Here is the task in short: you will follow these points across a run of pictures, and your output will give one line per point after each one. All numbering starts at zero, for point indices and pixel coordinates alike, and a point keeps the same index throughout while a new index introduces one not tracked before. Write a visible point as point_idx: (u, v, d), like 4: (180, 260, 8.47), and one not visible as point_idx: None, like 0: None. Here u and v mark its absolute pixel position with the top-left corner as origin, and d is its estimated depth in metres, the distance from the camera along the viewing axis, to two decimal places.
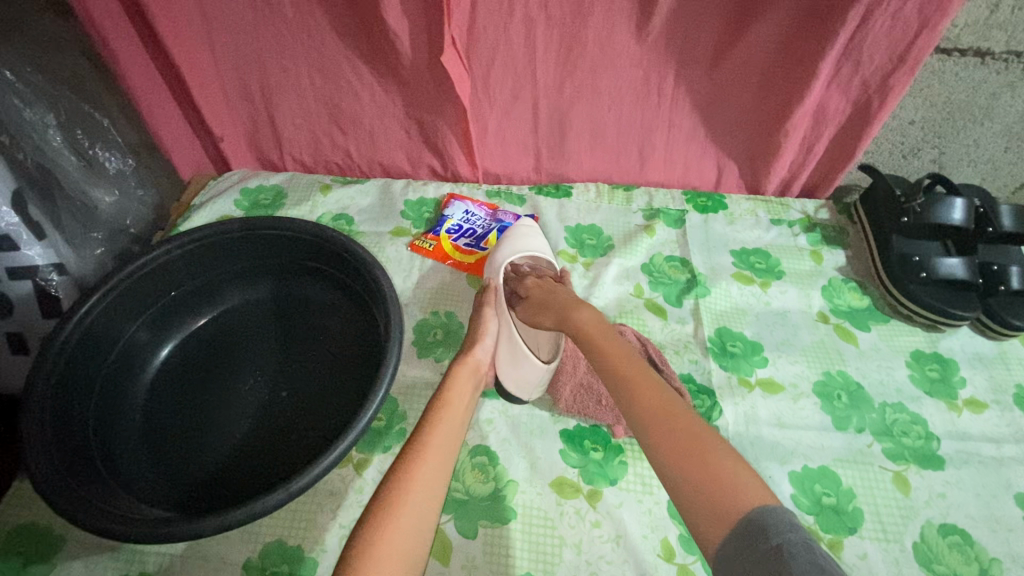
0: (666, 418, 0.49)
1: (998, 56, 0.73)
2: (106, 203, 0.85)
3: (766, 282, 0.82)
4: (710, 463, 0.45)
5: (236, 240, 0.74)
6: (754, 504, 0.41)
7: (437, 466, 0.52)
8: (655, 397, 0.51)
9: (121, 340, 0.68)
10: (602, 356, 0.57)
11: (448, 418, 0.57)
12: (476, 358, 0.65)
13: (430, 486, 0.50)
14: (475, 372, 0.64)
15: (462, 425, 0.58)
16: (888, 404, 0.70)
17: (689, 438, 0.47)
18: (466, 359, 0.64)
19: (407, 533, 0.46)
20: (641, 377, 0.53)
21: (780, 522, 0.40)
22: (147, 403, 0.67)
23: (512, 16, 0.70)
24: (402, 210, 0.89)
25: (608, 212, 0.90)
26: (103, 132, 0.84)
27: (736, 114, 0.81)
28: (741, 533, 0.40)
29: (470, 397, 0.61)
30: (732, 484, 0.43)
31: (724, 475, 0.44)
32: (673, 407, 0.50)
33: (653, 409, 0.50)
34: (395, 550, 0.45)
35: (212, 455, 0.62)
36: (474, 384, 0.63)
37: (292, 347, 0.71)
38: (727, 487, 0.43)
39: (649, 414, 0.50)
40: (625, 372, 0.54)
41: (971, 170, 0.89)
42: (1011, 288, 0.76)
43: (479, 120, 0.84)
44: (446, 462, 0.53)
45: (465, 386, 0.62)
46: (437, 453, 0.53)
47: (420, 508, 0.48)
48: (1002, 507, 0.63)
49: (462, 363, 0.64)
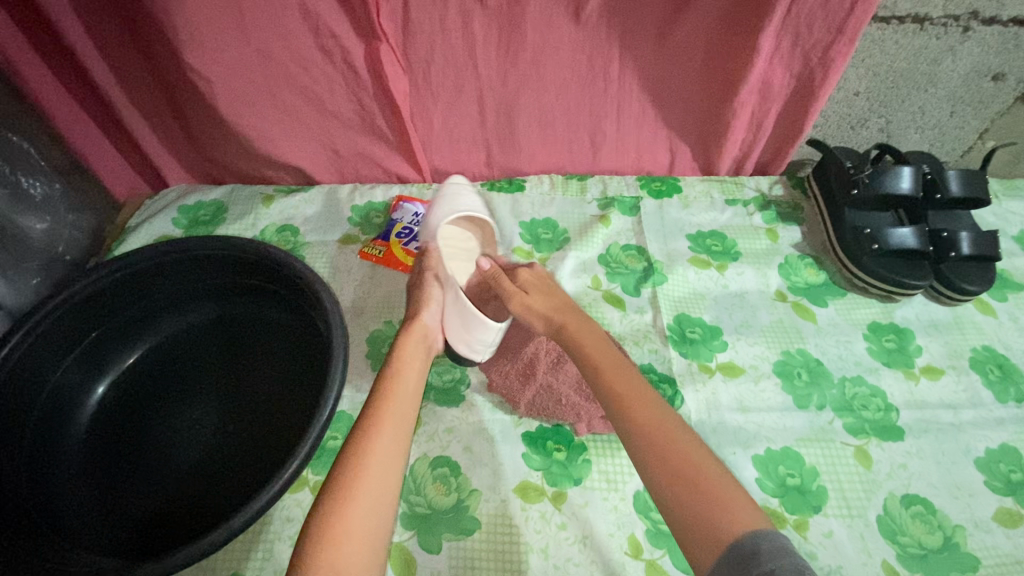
0: (665, 443, 0.49)
1: (937, 21, 0.72)
2: (37, 231, 0.80)
3: (722, 264, 0.81)
4: (713, 498, 0.45)
5: (167, 265, 0.70)
6: (748, 527, 0.42)
7: (386, 461, 0.51)
8: (653, 419, 0.51)
9: (48, 382, 0.64)
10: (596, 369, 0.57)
11: (395, 407, 0.55)
12: (424, 324, 0.65)
13: (382, 480, 0.50)
14: (425, 337, 0.65)
15: (411, 410, 0.57)
16: (847, 378, 0.70)
17: (684, 462, 0.47)
18: (413, 329, 0.64)
19: (359, 539, 0.46)
20: (637, 397, 0.53)
21: (773, 546, 0.41)
22: (84, 446, 0.64)
23: (443, 8, 0.67)
24: (349, 216, 0.86)
25: (563, 203, 0.88)
26: (27, 158, 0.77)
27: (683, 95, 0.79)
28: (733, 556, 0.41)
29: (422, 363, 0.62)
30: (726, 505, 0.44)
31: (721, 497, 0.45)
32: (670, 423, 0.50)
33: (654, 432, 0.50)
34: (348, 557, 0.45)
35: (156, 494, 0.59)
36: (425, 352, 0.64)
37: (236, 371, 0.68)
38: (724, 514, 0.43)
39: (646, 437, 0.50)
40: (620, 386, 0.54)
41: (918, 137, 0.89)
42: (962, 254, 0.75)
43: (421, 118, 0.81)
44: (395, 459, 0.52)
45: (414, 356, 0.62)
46: (385, 442, 0.52)
47: (374, 498, 0.49)
48: (962, 473, 0.64)
49: (406, 336, 0.63)
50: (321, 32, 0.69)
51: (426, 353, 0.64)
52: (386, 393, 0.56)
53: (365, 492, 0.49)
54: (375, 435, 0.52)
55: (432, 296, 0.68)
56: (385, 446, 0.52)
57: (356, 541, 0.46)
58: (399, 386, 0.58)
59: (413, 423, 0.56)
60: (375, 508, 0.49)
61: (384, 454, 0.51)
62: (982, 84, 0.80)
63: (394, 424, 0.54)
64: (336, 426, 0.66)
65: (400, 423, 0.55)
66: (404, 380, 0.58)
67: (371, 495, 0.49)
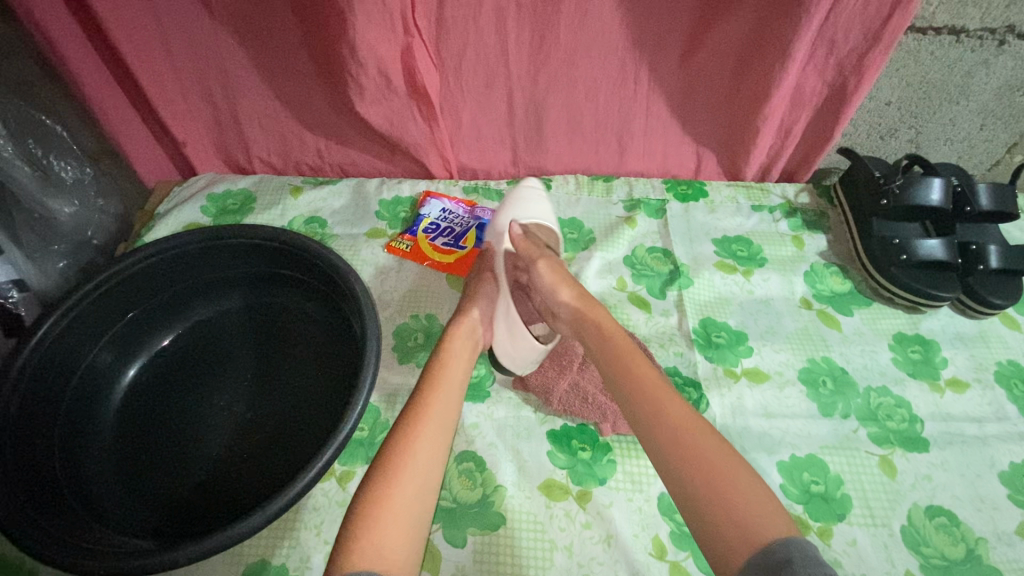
0: (689, 439, 0.50)
1: (973, 34, 0.72)
2: (65, 214, 0.80)
3: (748, 270, 0.81)
4: (741, 509, 0.45)
5: (201, 252, 0.71)
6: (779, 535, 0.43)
7: (429, 451, 0.52)
8: (683, 423, 0.51)
9: (83, 363, 0.65)
10: (626, 372, 0.57)
11: (440, 397, 0.57)
12: (474, 316, 0.67)
13: (425, 466, 0.51)
14: (475, 329, 0.66)
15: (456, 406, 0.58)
16: (872, 388, 0.70)
17: (717, 464, 0.48)
18: (464, 322, 0.66)
19: (400, 524, 0.47)
20: (669, 402, 0.53)
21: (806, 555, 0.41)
22: (116, 428, 0.64)
23: (482, 5, 0.68)
24: (377, 210, 0.87)
25: (589, 204, 0.88)
26: (59, 141, 0.78)
27: (714, 99, 0.79)
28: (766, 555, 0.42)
29: (468, 357, 0.64)
30: (762, 512, 0.45)
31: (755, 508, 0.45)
32: (704, 427, 0.51)
33: (682, 429, 0.51)
34: (391, 537, 0.46)
35: (187, 477, 0.60)
36: (474, 343, 0.66)
37: (267, 360, 0.69)
38: (752, 522, 0.44)
39: (678, 445, 0.50)
40: (652, 391, 0.54)
41: (947, 149, 0.89)
42: (990, 267, 0.75)
43: (453, 114, 0.82)
44: (438, 444, 0.53)
45: (464, 347, 0.64)
46: (431, 429, 0.54)
47: (417, 485, 0.50)
48: (987, 486, 0.64)
49: (457, 326, 0.65)
50: None
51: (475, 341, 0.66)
52: (433, 382, 0.58)
53: (410, 476, 0.50)
54: (421, 422, 0.54)
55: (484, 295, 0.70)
56: (431, 431, 0.54)
57: (399, 519, 0.47)
58: (445, 377, 0.59)
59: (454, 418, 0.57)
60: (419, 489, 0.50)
61: (428, 439, 0.53)
62: (1014, 98, 0.80)
63: (440, 411, 0.56)
64: (362, 418, 0.66)
65: (444, 413, 0.56)
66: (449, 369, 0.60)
67: (415, 481, 0.50)
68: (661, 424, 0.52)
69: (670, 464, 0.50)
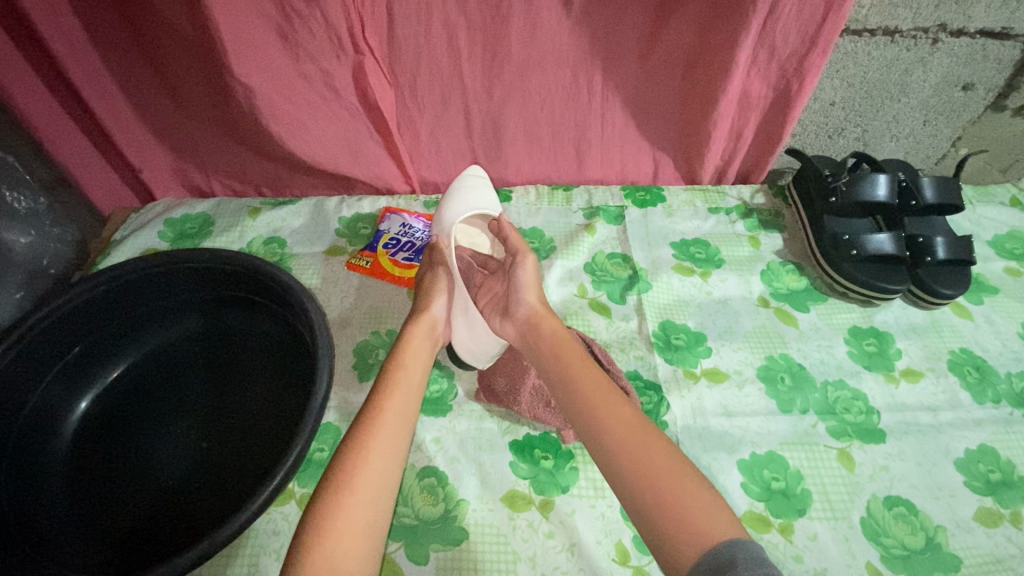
0: (631, 447, 0.50)
1: (907, 34, 0.75)
2: (21, 244, 0.78)
3: (706, 271, 0.82)
4: (671, 493, 0.46)
5: (152, 279, 0.70)
6: (724, 536, 0.42)
7: (383, 458, 0.51)
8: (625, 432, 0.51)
9: (31, 398, 0.64)
10: (571, 387, 0.57)
11: (397, 400, 0.56)
12: (432, 316, 0.67)
13: (381, 472, 0.50)
14: (432, 329, 0.66)
15: (412, 410, 0.57)
16: (830, 382, 0.71)
17: (648, 456, 0.49)
18: (422, 319, 0.66)
19: (355, 532, 0.46)
20: (611, 411, 0.54)
21: (750, 554, 0.40)
22: (66, 461, 0.63)
23: (428, 21, 0.68)
24: (337, 228, 0.86)
25: (549, 213, 0.89)
26: (12, 172, 0.76)
27: (664, 105, 0.81)
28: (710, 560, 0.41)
29: (426, 357, 0.64)
30: (702, 513, 0.44)
31: (699, 509, 0.45)
32: (647, 433, 0.51)
33: (624, 438, 0.51)
34: (345, 547, 0.45)
35: (139, 508, 0.59)
36: (430, 344, 0.65)
37: (222, 383, 0.68)
38: (683, 507, 0.45)
39: (622, 452, 0.50)
40: (593, 403, 0.55)
41: (893, 145, 0.91)
42: (937, 258, 0.77)
43: (409, 129, 0.83)
44: (394, 449, 0.53)
45: (421, 349, 0.63)
46: (386, 435, 0.53)
47: (372, 492, 0.49)
48: (943, 474, 0.65)
49: (414, 326, 0.65)
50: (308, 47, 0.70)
51: (433, 341, 0.66)
52: (386, 387, 0.57)
53: (364, 484, 0.49)
54: (376, 428, 0.53)
55: (442, 289, 0.69)
56: (386, 437, 0.53)
57: (355, 529, 0.47)
58: (400, 382, 0.58)
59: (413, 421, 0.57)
60: (375, 498, 0.49)
61: (384, 445, 0.52)
62: (953, 94, 0.83)
63: (395, 416, 0.55)
64: (322, 438, 0.66)
65: (400, 417, 0.55)
66: (406, 373, 0.59)
67: (369, 490, 0.49)
68: (604, 435, 0.52)
69: (618, 475, 0.49)
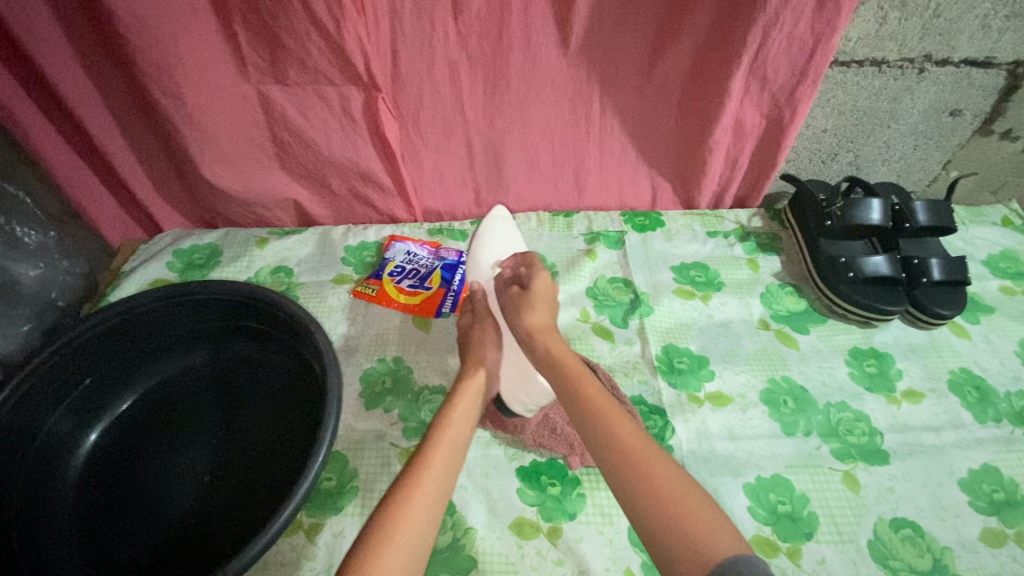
0: (632, 450, 0.51)
1: (893, 64, 0.77)
2: (30, 277, 0.79)
3: (706, 295, 0.83)
4: (673, 502, 0.47)
5: (160, 312, 0.71)
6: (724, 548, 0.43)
7: (424, 514, 0.51)
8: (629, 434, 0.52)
9: (41, 433, 0.65)
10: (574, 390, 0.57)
11: (444, 454, 0.56)
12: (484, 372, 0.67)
13: (420, 527, 0.50)
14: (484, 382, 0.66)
15: (457, 466, 0.57)
16: (832, 404, 0.72)
17: (664, 483, 0.48)
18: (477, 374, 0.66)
19: None
20: (612, 413, 0.54)
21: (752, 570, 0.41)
22: (77, 495, 0.63)
23: (432, 59, 0.71)
24: (343, 256, 0.88)
25: (550, 239, 0.91)
26: (21, 208, 0.76)
27: (661, 135, 0.83)
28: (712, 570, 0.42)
29: (475, 411, 0.63)
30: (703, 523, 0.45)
31: (696, 514, 0.46)
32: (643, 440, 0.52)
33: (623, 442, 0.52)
34: None
35: (151, 540, 0.59)
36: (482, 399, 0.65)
37: (232, 413, 0.69)
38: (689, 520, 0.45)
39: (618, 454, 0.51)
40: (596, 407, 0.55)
41: (886, 169, 0.94)
42: (933, 279, 0.79)
43: (413, 160, 0.85)
44: (437, 506, 0.52)
45: (471, 402, 0.63)
46: (431, 490, 0.53)
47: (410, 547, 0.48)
48: (947, 494, 0.65)
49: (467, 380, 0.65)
50: (314, 84, 0.72)
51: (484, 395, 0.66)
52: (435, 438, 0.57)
53: (404, 538, 0.49)
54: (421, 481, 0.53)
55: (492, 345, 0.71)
56: (430, 491, 0.52)
57: None
58: (450, 434, 0.58)
59: (456, 477, 0.56)
60: (414, 552, 0.49)
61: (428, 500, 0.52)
62: (941, 120, 0.85)
63: (442, 470, 0.55)
64: (329, 468, 0.66)
65: (447, 471, 0.55)
66: (455, 426, 0.59)
67: (410, 544, 0.49)
68: (606, 435, 0.53)
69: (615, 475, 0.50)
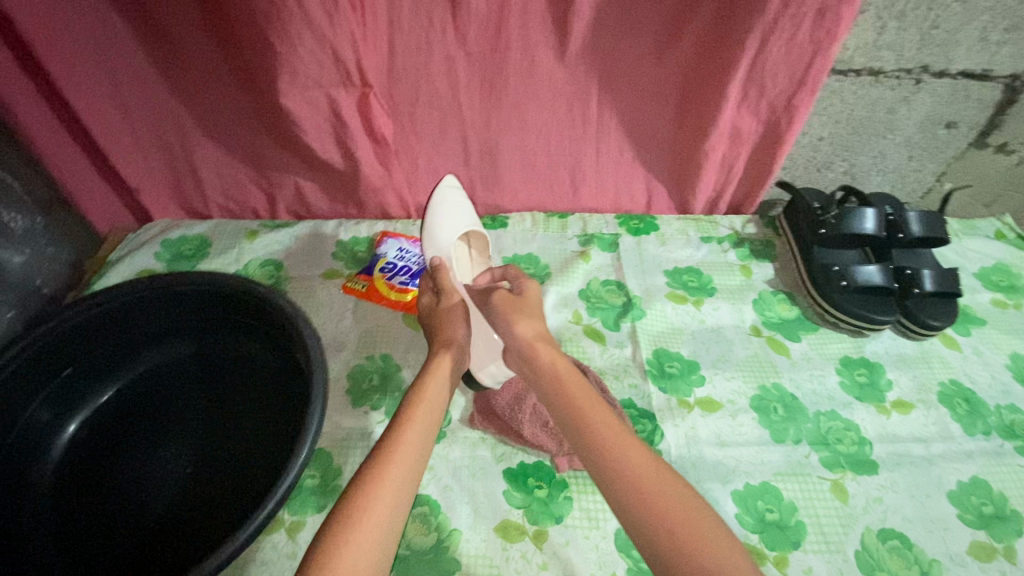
0: (628, 461, 0.50)
1: (890, 75, 0.77)
2: (16, 263, 0.77)
3: (699, 299, 0.83)
4: (671, 514, 0.46)
5: (146, 302, 0.70)
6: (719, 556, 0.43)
7: (390, 503, 0.49)
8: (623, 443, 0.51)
9: (21, 419, 0.63)
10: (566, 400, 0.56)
11: (411, 438, 0.54)
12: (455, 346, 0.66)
13: (388, 514, 0.48)
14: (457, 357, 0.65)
15: (428, 449, 0.55)
16: (822, 413, 0.72)
17: (662, 497, 0.47)
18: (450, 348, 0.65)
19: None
20: (607, 424, 0.53)
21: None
22: (54, 484, 0.62)
23: (429, 54, 0.70)
24: (334, 251, 0.87)
25: (544, 240, 0.90)
26: (9, 192, 0.75)
27: (658, 138, 0.83)
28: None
29: (445, 391, 0.62)
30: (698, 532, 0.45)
31: (697, 527, 0.45)
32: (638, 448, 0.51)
33: (617, 452, 0.51)
34: None
35: (126, 533, 0.58)
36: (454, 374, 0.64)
37: (216, 407, 0.67)
38: (687, 530, 0.45)
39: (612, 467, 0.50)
40: (590, 416, 0.54)
41: (880, 179, 0.94)
42: (925, 290, 0.79)
43: (408, 156, 0.84)
44: (405, 493, 0.50)
45: (442, 381, 0.62)
46: (398, 476, 0.51)
47: (377, 538, 0.47)
48: (935, 506, 0.65)
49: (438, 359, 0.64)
50: None
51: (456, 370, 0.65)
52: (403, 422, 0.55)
53: (370, 526, 0.47)
54: (388, 469, 0.51)
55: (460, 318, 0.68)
56: (398, 479, 0.50)
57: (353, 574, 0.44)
58: (421, 415, 0.57)
59: (425, 462, 0.54)
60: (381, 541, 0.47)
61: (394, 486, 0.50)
62: (936, 132, 0.85)
63: (409, 456, 0.53)
64: (313, 465, 0.65)
65: (414, 457, 0.53)
66: (425, 408, 0.57)
67: (375, 531, 0.47)
68: (600, 446, 0.52)
69: (612, 485, 0.49)
